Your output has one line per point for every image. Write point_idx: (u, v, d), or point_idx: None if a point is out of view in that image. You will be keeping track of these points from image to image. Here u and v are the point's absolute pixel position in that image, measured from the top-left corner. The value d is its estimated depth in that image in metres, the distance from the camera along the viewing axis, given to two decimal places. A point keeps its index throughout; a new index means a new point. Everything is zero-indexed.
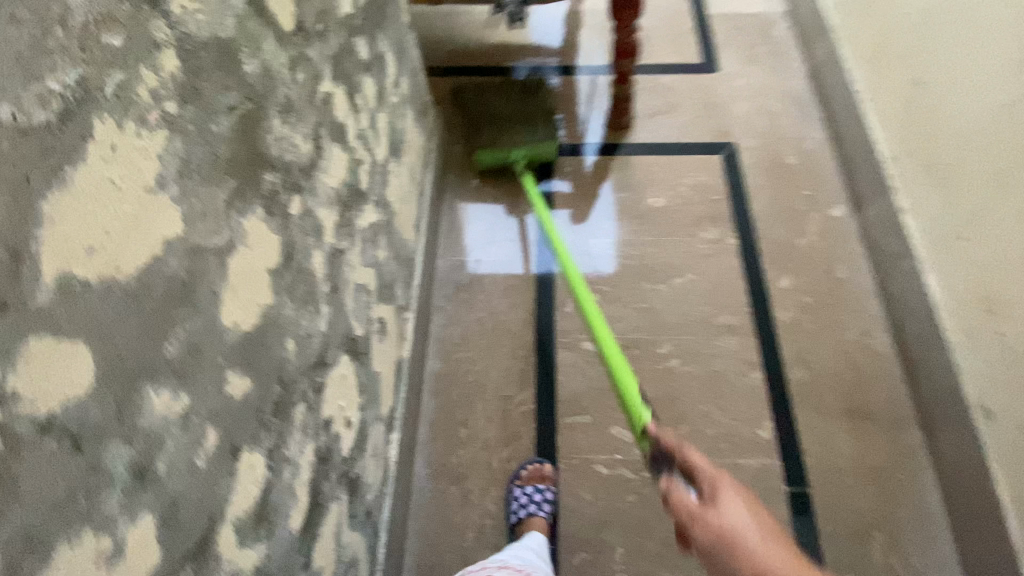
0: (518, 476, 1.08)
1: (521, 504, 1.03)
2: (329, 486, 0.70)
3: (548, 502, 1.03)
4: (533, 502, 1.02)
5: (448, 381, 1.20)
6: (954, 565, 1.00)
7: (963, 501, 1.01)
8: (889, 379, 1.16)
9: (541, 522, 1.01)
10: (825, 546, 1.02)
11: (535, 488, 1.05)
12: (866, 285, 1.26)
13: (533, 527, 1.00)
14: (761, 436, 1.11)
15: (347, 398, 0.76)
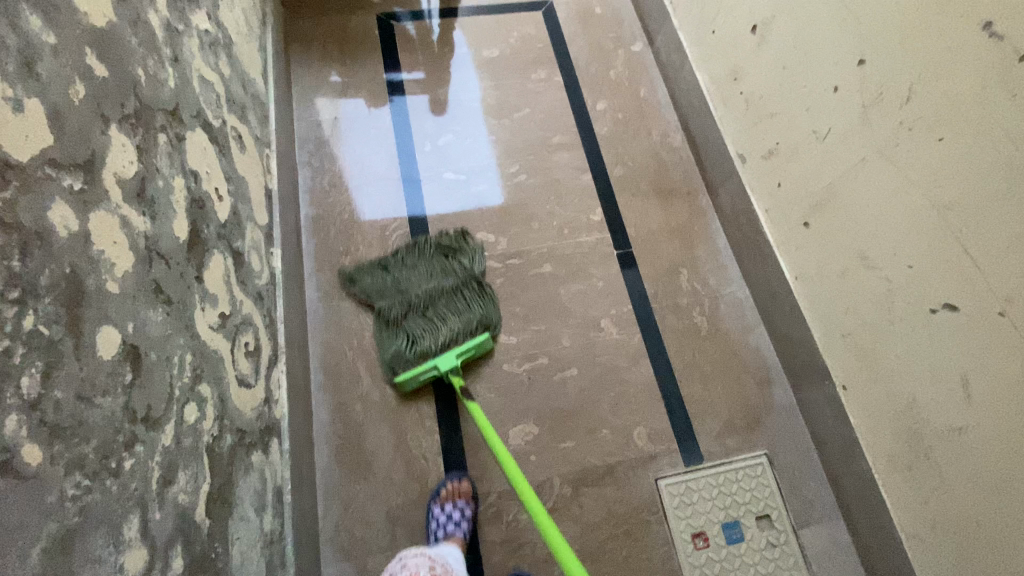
0: (438, 494, 1.06)
1: (440, 523, 1.03)
2: (211, 233, 0.81)
3: (467, 519, 1.04)
4: (450, 521, 1.02)
5: (325, 222, 1.32)
6: (736, 278, 1.34)
7: (736, 231, 1.35)
8: (685, 163, 1.48)
9: (458, 541, 1.01)
10: (648, 284, 1.32)
11: (454, 506, 1.05)
12: (662, 98, 1.56)
13: (451, 548, 1.01)
14: (594, 219, 1.40)
15: (214, 172, 0.86)
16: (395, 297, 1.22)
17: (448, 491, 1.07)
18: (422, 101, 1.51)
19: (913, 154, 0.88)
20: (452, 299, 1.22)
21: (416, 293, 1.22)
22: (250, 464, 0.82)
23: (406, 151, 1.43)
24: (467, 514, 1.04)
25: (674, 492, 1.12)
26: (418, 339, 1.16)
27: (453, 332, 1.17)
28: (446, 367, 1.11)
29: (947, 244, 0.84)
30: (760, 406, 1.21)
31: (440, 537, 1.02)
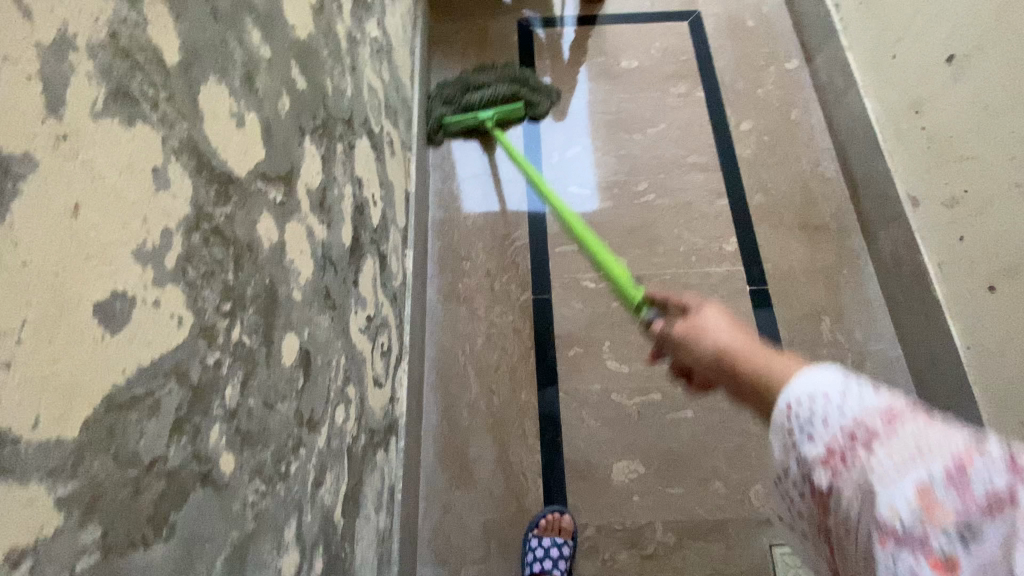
0: (536, 525, 1.04)
1: (536, 556, 1.00)
2: (366, 237, 0.84)
3: (564, 559, 1.00)
4: (548, 559, 0.99)
5: (451, 224, 1.34)
6: (886, 333, 1.19)
7: (895, 281, 1.19)
8: (836, 198, 1.33)
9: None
10: (783, 328, 1.21)
11: (552, 541, 1.01)
12: (816, 123, 1.42)
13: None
14: (726, 249, 1.30)
15: (372, 175, 0.89)
16: (459, 82, 1.44)
17: (546, 522, 1.05)
18: (547, 109, 1.48)
19: None
20: (502, 87, 1.42)
21: (476, 91, 1.42)
22: (374, 463, 0.84)
23: (531, 155, 1.43)
24: (564, 553, 1.00)
25: (791, 562, 1.02)
26: (468, 103, 1.41)
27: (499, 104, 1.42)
28: (485, 116, 1.37)
29: None
30: None
31: (536, 571, 0.99)
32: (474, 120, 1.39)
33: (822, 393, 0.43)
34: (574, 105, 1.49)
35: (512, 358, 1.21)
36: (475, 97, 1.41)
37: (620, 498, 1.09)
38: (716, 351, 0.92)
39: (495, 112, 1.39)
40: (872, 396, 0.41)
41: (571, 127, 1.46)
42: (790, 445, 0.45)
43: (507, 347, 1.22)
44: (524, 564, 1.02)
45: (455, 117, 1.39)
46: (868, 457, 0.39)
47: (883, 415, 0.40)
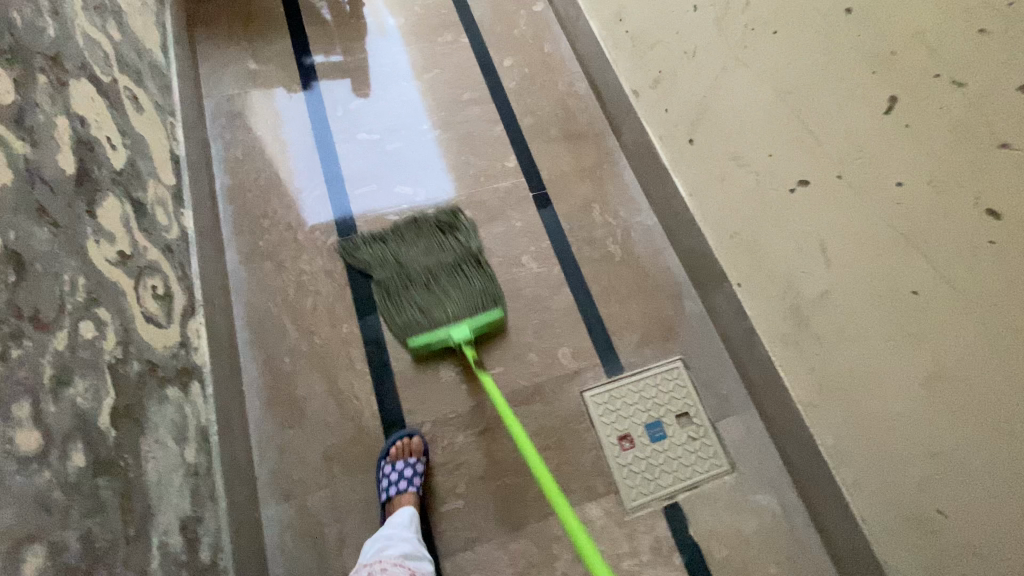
0: (388, 454, 1.07)
1: (390, 480, 1.03)
2: (103, 176, 0.83)
3: (418, 475, 1.05)
4: (402, 478, 1.03)
5: (241, 189, 1.33)
6: (644, 207, 1.43)
7: (640, 162, 1.43)
8: (590, 108, 1.56)
9: (412, 496, 1.02)
10: (564, 220, 1.40)
11: (405, 463, 1.06)
12: (565, 51, 1.64)
13: (404, 503, 1.02)
14: (508, 166, 1.46)
15: (101, 120, 0.88)
16: (386, 255, 1.26)
17: (397, 450, 1.08)
18: (349, 85, 1.52)
19: (759, 48, 0.96)
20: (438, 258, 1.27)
21: (437, 303, 1.19)
22: (165, 396, 0.84)
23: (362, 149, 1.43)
24: (417, 469, 1.05)
25: (599, 400, 1.20)
26: (427, 311, 1.18)
27: (460, 309, 1.20)
28: (461, 339, 1.14)
29: (796, 126, 0.92)
30: (673, 318, 1.30)
31: (392, 494, 1.02)
32: (444, 339, 1.15)
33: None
34: (365, 72, 1.55)
35: (327, 298, 1.23)
36: (439, 316, 1.18)
37: (448, 392, 1.18)
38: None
39: (466, 327, 1.17)
40: None
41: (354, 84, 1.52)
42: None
43: (321, 288, 1.24)
44: (381, 495, 1.04)
45: (420, 339, 1.15)
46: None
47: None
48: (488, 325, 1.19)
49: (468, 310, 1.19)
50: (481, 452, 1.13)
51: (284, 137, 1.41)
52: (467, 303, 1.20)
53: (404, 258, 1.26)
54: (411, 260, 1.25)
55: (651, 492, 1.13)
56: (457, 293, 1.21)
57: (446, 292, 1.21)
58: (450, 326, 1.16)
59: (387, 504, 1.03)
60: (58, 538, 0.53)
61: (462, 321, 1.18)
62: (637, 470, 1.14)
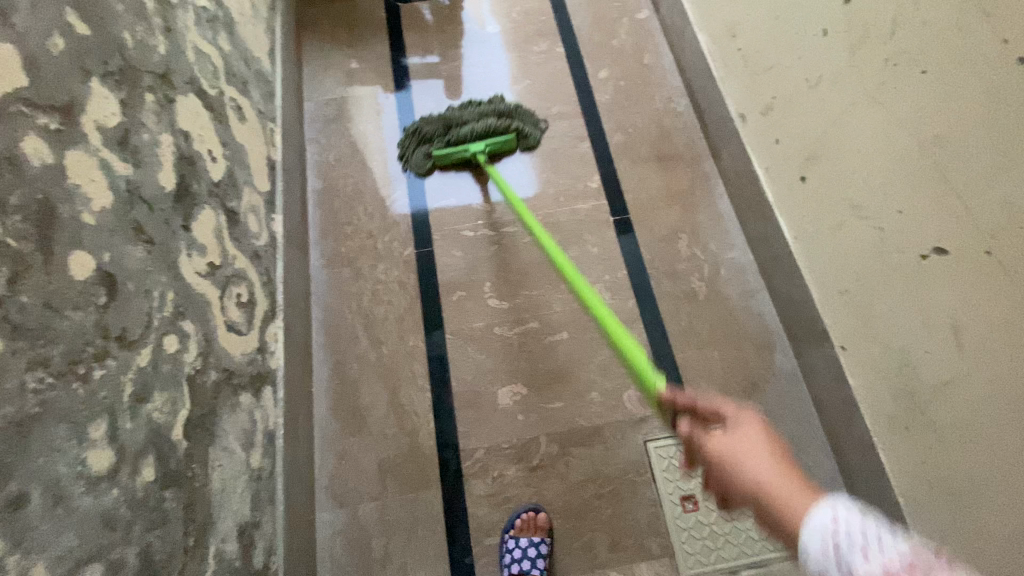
0: (512, 525, 1.05)
1: (513, 557, 1.01)
2: (201, 188, 0.89)
3: (542, 557, 1.01)
4: (526, 558, 0.99)
5: (330, 192, 1.37)
6: (738, 243, 1.30)
7: (739, 194, 1.30)
8: (688, 129, 1.44)
9: None
10: (645, 250, 1.31)
11: (530, 540, 1.02)
12: (666, 64, 1.53)
13: None
14: (591, 186, 1.39)
15: (204, 133, 0.93)
16: (438, 117, 1.39)
17: (522, 522, 1.05)
18: (440, 87, 1.52)
19: (901, 88, 0.82)
20: (489, 121, 1.39)
21: (462, 128, 1.38)
22: (237, 403, 0.88)
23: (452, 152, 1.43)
24: (542, 551, 1.00)
25: (663, 454, 1.11)
26: (452, 130, 1.39)
27: (482, 126, 1.38)
28: (476, 150, 1.35)
29: (939, 184, 0.78)
30: (758, 371, 1.17)
31: (514, 572, 1.00)
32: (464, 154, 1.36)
33: (837, 540, 0.41)
34: (458, 79, 1.53)
35: (398, 309, 1.25)
36: (460, 134, 1.38)
37: (506, 420, 1.15)
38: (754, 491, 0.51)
39: (483, 144, 1.37)
40: (880, 541, 0.38)
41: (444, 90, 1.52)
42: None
43: (393, 299, 1.26)
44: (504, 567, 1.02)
45: (443, 152, 1.36)
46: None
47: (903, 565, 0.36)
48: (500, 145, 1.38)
49: (486, 125, 1.38)
50: (532, 488, 1.10)
51: (376, 134, 1.45)
52: (487, 124, 1.37)
53: (450, 118, 1.41)
54: (454, 115, 1.40)
55: (711, 563, 1.04)
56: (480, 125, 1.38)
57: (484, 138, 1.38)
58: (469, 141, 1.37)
59: None
60: (118, 555, 0.57)
61: (480, 139, 1.38)
62: (697, 536, 1.05)
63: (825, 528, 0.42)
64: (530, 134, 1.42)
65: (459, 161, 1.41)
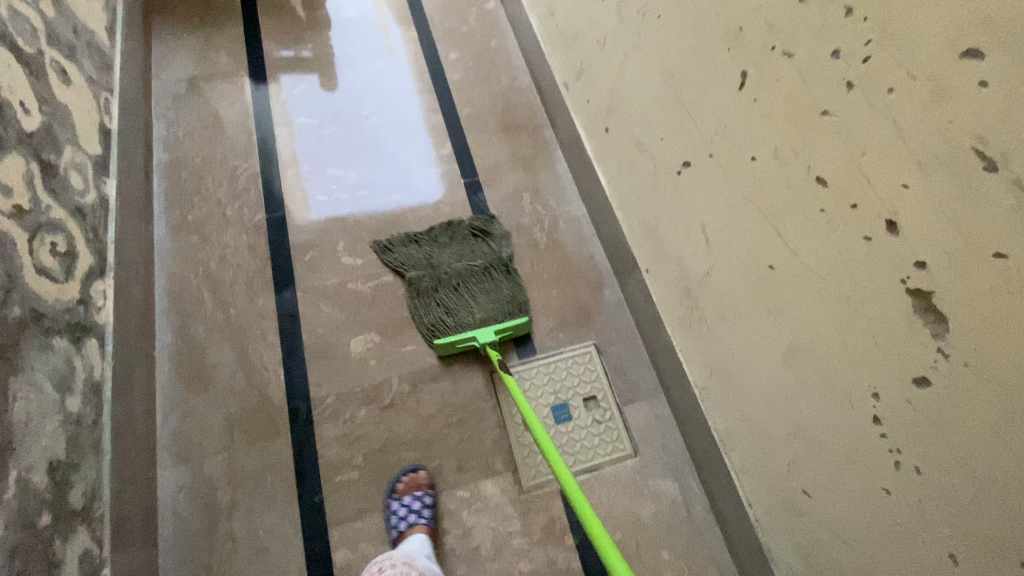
0: (394, 489, 1.07)
1: (401, 515, 1.03)
2: (8, 134, 0.89)
3: (429, 508, 1.06)
4: (411, 513, 1.03)
5: (177, 165, 1.37)
6: (573, 197, 1.45)
7: (571, 153, 1.45)
8: (530, 102, 1.59)
9: (425, 529, 1.03)
10: (491, 208, 1.42)
11: (415, 497, 1.06)
12: (510, 47, 1.68)
13: (418, 536, 1.02)
14: (442, 153, 1.49)
15: (16, 85, 0.94)
16: (421, 257, 1.30)
17: (403, 485, 1.08)
18: (315, 80, 1.55)
19: (650, 35, 0.99)
20: (474, 283, 1.26)
21: (460, 285, 1.25)
22: (50, 345, 0.87)
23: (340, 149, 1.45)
24: (428, 502, 1.06)
25: (507, 380, 1.21)
26: (454, 311, 1.22)
27: (492, 313, 1.22)
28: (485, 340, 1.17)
29: (679, 108, 0.94)
30: (590, 305, 1.31)
31: (404, 528, 1.02)
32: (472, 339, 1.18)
33: None
34: (315, 59, 1.59)
35: (248, 272, 1.26)
36: (462, 300, 1.23)
37: (358, 366, 1.20)
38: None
39: (494, 331, 1.20)
40: None
41: (300, 70, 1.56)
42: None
43: (243, 263, 1.27)
44: (392, 530, 1.04)
45: (447, 340, 1.18)
46: None
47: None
48: (510, 332, 1.21)
49: (491, 316, 1.21)
50: (382, 425, 1.15)
51: (275, 125, 1.45)
52: (495, 305, 1.23)
53: (437, 260, 1.30)
54: (446, 266, 1.28)
55: (549, 472, 1.13)
56: (482, 299, 1.23)
57: (491, 314, 1.21)
58: (477, 328, 1.19)
59: (399, 540, 1.03)
60: None
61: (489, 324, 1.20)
62: (537, 450, 1.14)
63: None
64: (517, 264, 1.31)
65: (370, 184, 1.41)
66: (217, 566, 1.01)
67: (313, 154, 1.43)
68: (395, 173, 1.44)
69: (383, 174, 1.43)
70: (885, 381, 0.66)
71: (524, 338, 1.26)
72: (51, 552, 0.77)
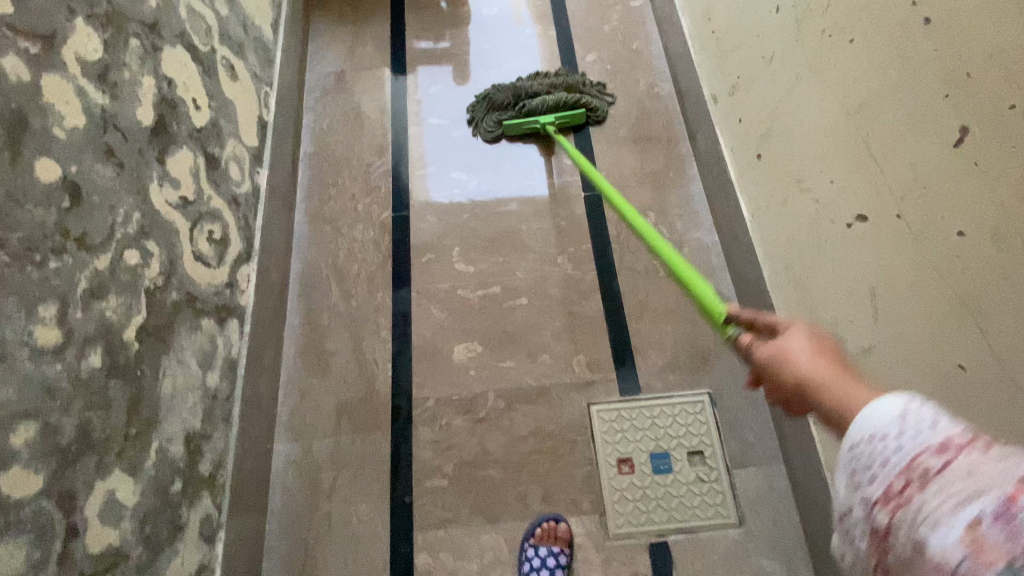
0: (531, 534, 1.04)
1: (532, 566, 1.00)
2: (180, 131, 0.98)
3: (561, 568, 1.00)
4: (544, 569, 0.99)
5: (320, 156, 1.46)
6: (705, 223, 1.32)
7: (710, 174, 1.31)
8: (668, 112, 1.47)
9: None
10: (612, 225, 1.34)
11: (549, 551, 1.02)
12: (654, 51, 1.55)
13: None
14: (567, 163, 1.43)
15: (191, 85, 1.04)
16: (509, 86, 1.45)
17: (541, 531, 1.05)
18: (451, 78, 1.56)
19: (834, 60, 0.84)
20: (558, 93, 1.43)
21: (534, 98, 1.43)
22: (197, 325, 0.97)
23: (469, 153, 1.45)
24: (560, 561, 1.00)
25: (606, 417, 1.15)
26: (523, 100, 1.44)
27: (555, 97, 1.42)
28: (546, 121, 1.41)
29: (861, 152, 0.79)
30: (708, 347, 1.19)
31: None
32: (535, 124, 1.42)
33: (880, 430, 0.41)
34: (452, 56, 1.59)
35: (369, 266, 1.32)
36: (532, 106, 1.42)
37: (459, 375, 1.21)
38: (795, 383, 0.51)
39: (554, 115, 1.43)
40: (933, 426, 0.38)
41: (437, 67, 1.58)
42: (846, 465, 0.43)
43: (366, 257, 1.33)
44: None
45: (513, 121, 1.42)
46: (928, 494, 0.36)
47: (939, 450, 0.37)
48: (570, 117, 1.42)
49: (558, 98, 1.42)
50: (476, 438, 1.15)
51: (409, 123, 1.49)
52: (557, 95, 1.41)
53: (524, 90, 1.45)
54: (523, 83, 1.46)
55: (640, 524, 1.06)
56: (549, 95, 1.43)
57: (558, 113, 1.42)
58: (539, 110, 1.42)
59: None
60: (54, 420, 0.66)
61: (551, 110, 1.42)
62: (629, 498, 1.08)
63: (879, 424, 0.41)
64: (599, 107, 1.45)
65: (493, 193, 1.39)
66: (313, 544, 1.08)
67: (444, 157, 1.44)
68: (521, 183, 1.41)
69: (506, 182, 1.41)
70: None
71: (582, 125, 1.47)
72: (179, 515, 0.86)
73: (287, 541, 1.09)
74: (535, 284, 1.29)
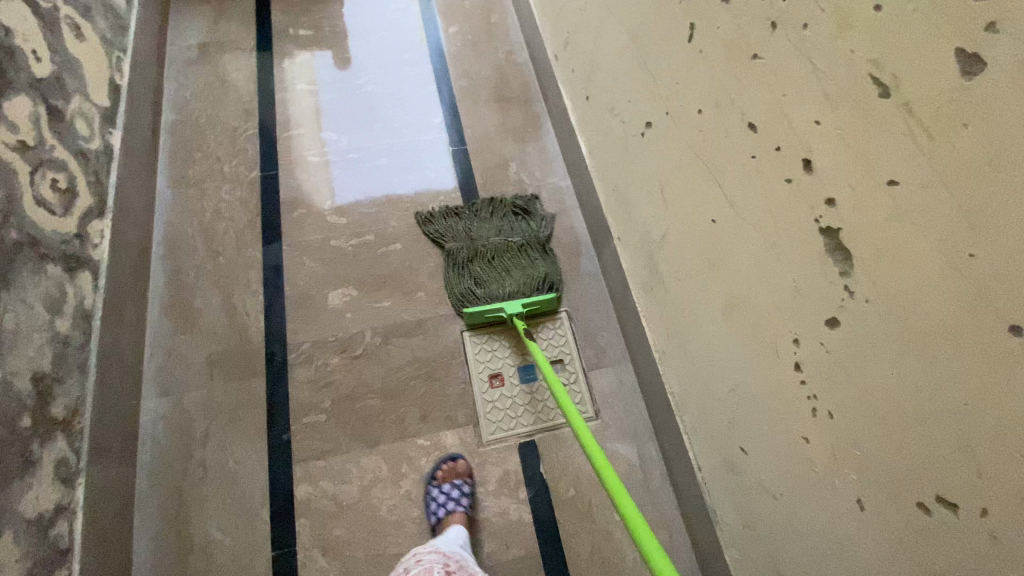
0: (434, 477, 1.09)
1: (439, 502, 1.05)
2: (18, 76, 0.97)
3: (466, 496, 1.07)
4: (450, 500, 1.05)
5: (183, 124, 1.45)
6: (558, 169, 1.47)
7: (560, 125, 1.47)
8: (524, 76, 1.61)
9: (461, 517, 1.04)
10: (476, 175, 1.45)
11: (453, 485, 1.07)
12: (510, 23, 1.70)
13: (455, 525, 1.03)
14: (433, 121, 1.53)
15: (31, 34, 1.02)
16: (461, 236, 1.33)
17: (443, 472, 1.10)
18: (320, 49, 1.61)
19: None
20: (524, 281, 1.27)
21: (496, 278, 1.27)
22: (43, 269, 0.95)
23: (339, 115, 1.51)
24: (465, 490, 1.07)
25: (477, 340, 1.24)
26: (485, 282, 1.27)
27: (514, 279, 1.27)
28: (512, 314, 1.20)
29: (640, 67, 0.96)
30: (564, 272, 1.33)
31: (443, 515, 1.03)
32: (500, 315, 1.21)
33: None
34: (319, 29, 1.65)
35: (238, 224, 1.33)
36: (498, 293, 1.25)
37: (334, 317, 1.25)
38: None
39: (522, 305, 1.22)
40: None
41: (305, 39, 1.62)
42: None
43: (235, 217, 1.34)
44: (431, 517, 1.05)
45: (474, 311, 1.21)
46: None
47: None
48: (538, 306, 1.24)
49: (527, 282, 1.26)
50: (354, 373, 1.20)
51: (278, 90, 1.52)
52: (523, 285, 1.26)
53: (476, 235, 1.34)
54: (484, 241, 1.33)
55: (509, 428, 1.16)
56: (512, 273, 1.28)
57: (524, 296, 1.24)
58: (506, 302, 1.22)
59: (437, 527, 1.04)
60: None
61: (519, 300, 1.23)
62: (499, 407, 1.18)
63: None
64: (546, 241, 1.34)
65: (364, 150, 1.46)
66: (188, 491, 1.08)
67: (313, 119, 1.49)
68: (391, 140, 1.49)
69: (376, 140, 1.48)
70: (801, 325, 0.67)
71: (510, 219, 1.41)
72: (29, 451, 0.84)
73: (159, 493, 1.07)
74: (407, 231, 1.36)
